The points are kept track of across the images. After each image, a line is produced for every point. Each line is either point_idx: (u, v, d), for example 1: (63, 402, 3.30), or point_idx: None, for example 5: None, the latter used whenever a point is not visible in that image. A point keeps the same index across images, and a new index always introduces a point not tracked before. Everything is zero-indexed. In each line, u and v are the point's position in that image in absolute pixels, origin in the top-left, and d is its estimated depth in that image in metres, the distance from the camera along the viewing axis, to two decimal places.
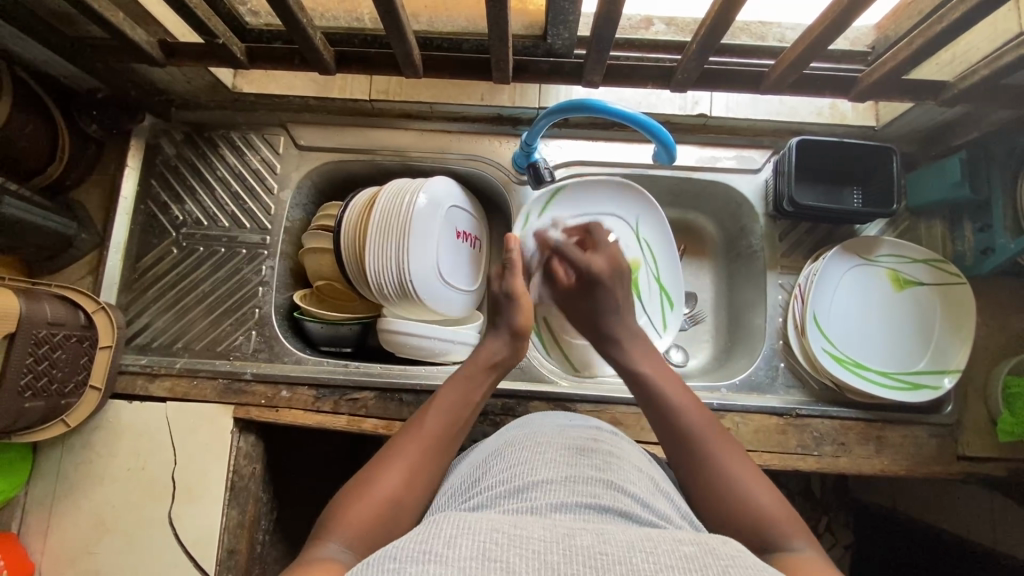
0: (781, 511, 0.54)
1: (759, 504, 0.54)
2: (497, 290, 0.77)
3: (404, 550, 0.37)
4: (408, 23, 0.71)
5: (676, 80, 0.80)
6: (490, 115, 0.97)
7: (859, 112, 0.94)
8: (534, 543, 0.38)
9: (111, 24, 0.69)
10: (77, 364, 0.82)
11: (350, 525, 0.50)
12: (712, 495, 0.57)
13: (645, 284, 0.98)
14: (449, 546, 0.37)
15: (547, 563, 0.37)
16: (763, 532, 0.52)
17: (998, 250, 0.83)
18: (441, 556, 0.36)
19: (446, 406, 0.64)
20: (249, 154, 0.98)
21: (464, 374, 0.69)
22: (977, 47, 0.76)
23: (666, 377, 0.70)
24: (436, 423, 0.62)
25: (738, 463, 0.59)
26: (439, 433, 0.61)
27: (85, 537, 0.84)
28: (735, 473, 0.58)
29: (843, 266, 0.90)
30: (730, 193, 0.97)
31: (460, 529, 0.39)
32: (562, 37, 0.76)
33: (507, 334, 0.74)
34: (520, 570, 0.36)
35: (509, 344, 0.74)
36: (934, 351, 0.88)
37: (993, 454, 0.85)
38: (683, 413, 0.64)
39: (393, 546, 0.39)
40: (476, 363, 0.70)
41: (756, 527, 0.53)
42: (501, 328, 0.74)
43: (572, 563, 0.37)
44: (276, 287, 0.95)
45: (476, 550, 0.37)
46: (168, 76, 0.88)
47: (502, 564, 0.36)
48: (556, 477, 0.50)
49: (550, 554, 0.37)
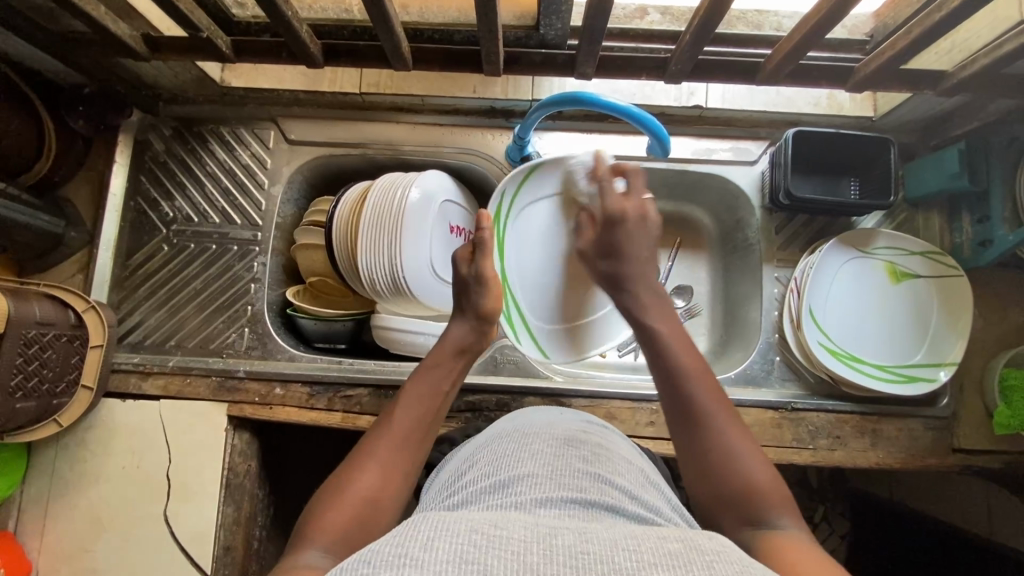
0: (772, 484, 0.52)
1: (736, 463, 0.54)
2: (466, 273, 0.76)
3: (381, 555, 0.37)
4: (396, 15, 0.69)
5: (671, 71, 0.78)
6: (482, 108, 0.95)
7: (857, 103, 0.93)
8: (514, 544, 0.38)
9: (92, 18, 0.68)
10: (69, 364, 0.81)
11: (328, 529, 0.50)
12: (699, 451, 0.55)
13: None
14: (425, 549, 0.37)
15: (527, 564, 0.36)
16: (742, 496, 0.52)
17: (996, 242, 0.82)
18: (418, 559, 0.36)
19: (419, 400, 0.63)
20: (239, 149, 0.96)
21: (433, 364, 0.68)
22: (976, 36, 0.74)
23: (679, 333, 0.65)
24: (407, 417, 0.61)
25: (737, 429, 0.56)
26: (411, 428, 0.60)
27: (81, 535, 0.84)
28: (729, 440, 0.55)
29: (840, 259, 0.89)
30: (726, 185, 0.96)
31: (438, 531, 0.39)
32: (554, 27, 0.75)
33: (471, 318, 0.74)
34: (498, 571, 0.35)
35: (473, 328, 0.73)
36: (931, 344, 0.87)
37: (989, 446, 0.85)
38: (686, 378, 0.60)
39: (370, 550, 0.38)
40: (449, 353, 0.70)
41: (745, 502, 0.52)
42: (466, 312, 0.74)
43: (553, 564, 0.36)
44: (269, 283, 0.94)
45: (453, 552, 0.36)
46: (155, 70, 0.87)
47: (480, 566, 0.35)
48: (542, 471, 0.49)
49: (530, 554, 0.37)
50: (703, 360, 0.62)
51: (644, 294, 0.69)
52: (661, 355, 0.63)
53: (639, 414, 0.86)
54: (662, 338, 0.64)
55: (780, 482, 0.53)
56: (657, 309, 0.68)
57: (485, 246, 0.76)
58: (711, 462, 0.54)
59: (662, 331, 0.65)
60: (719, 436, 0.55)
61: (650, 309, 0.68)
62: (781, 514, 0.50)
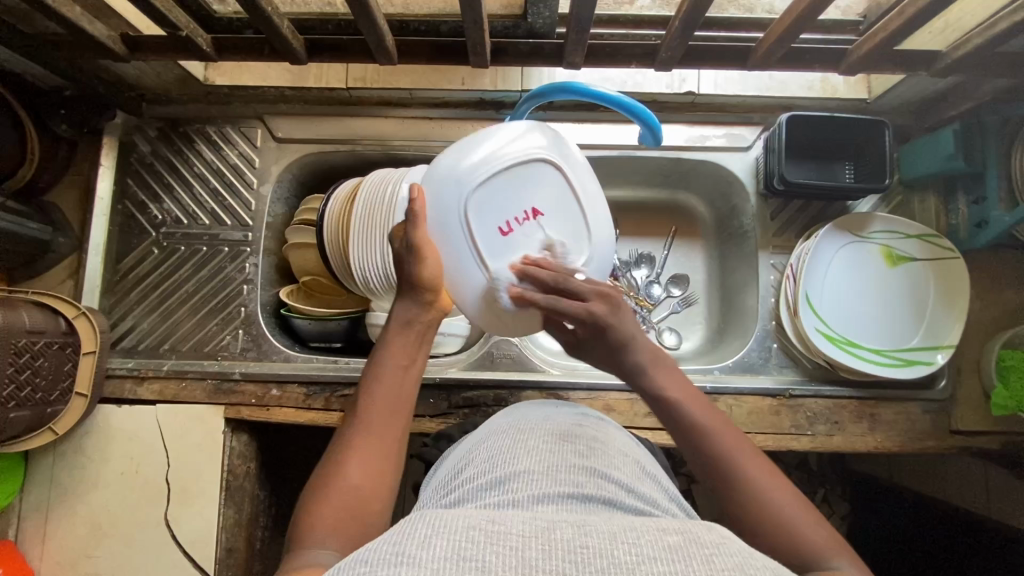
0: (830, 544, 0.49)
1: (794, 524, 0.50)
2: (401, 247, 0.64)
3: (377, 552, 0.36)
4: (379, 8, 0.68)
5: (660, 59, 0.76)
6: (472, 100, 0.94)
7: (850, 86, 0.92)
8: (512, 540, 0.37)
9: (67, 18, 0.66)
10: (62, 371, 0.81)
11: (322, 527, 0.49)
12: (755, 521, 0.51)
13: (807, 315, 0.87)
14: (422, 546, 0.36)
15: (526, 559, 0.35)
16: (803, 558, 0.48)
17: (992, 223, 0.81)
18: (414, 556, 0.35)
19: (382, 385, 0.58)
20: (225, 148, 0.95)
21: (388, 347, 0.61)
22: (969, 14, 0.73)
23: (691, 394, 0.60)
24: (375, 404, 0.57)
25: (777, 482, 0.52)
26: (382, 420, 0.56)
27: (83, 542, 0.84)
28: (774, 496, 0.51)
29: (836, 245, 0.89)
30: (719, 171, 0.95)
31: (436, 527, 0.38)
32: (542, 16, 0.73)
33: (415, 293, 0.64)
34: (496, 567, 0.35)
35: (414, 302, 0.63)
36: (928, 327, 0.87)
37: (986, 427, 0.85)
38: (711, 432, 0.56)
39: (367, 547, 0.37)
40: (398, 331, 0.62)
41: (806, 559, 0.48)
42: (407, 289, 0.64)
43: (551, 558, 0.36)
44: (261, 284, 0.94)
45: (451, 549, 0.36)
46: (137, 71, 0.85)
47: (478, 563, 0.35)
48: (539, 468, 0.49)
49: (528, 550, 0.36)
50: (722, 415, 0.58)
51: (649, 359, 0.62)
52: (675, 420, 0.58)
53: (637, 406, 0.86)
54: (677, 398, 0.59)
55: (829, 527, 0.50)
56: (664, 369, 0.62)
57: (419, 220, 0.63)
58: (760, 520, 0.50)
59: (667, 388, 0.60)
60: (752, 485, 0.52)
61: (659, 373, 0.62)
62: (847, 562, 0.48)
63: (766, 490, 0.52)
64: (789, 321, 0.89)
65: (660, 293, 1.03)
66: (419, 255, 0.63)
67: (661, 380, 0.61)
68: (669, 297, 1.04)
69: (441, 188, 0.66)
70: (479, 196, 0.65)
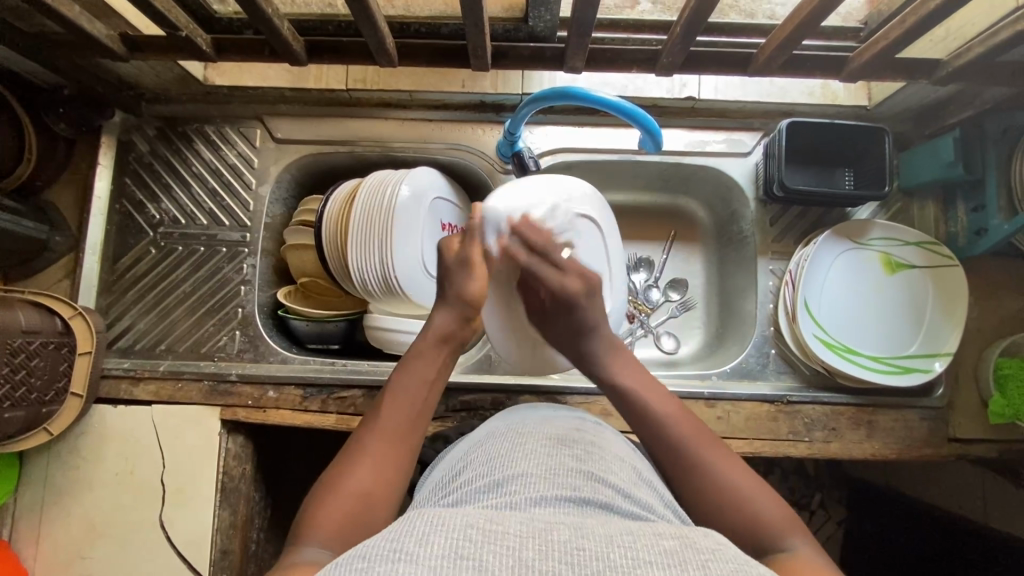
0: (780, 518, 0.51)
1: (746, 501, 0.53)
2: (451, 258, 0.69)
3: (374, 547, 0.36)
4: (380, 11, 0.68)
5: (662, 64, 0.77)
6: (472, 103, 0.94)
7: (851, 92, 0.92)
8: (509, 539, 0.37)
9: (66, 18, 0.66)
10: (58, 371, 0.80)
11: (322, 527, 0.49)
12: (711, 502, 0.54)
13: (807, 326, 0.87)
14: (420, 543, 0.36)
15: (523, 560, 0.35)
16: (754, 530, 0.51)
17: (992, 231, 0.81)
18: (412, 553, 0.35)
19: (406, 393, 0.60)
20: (224, 148, 0.95)
21: (419, 356, 0.64)
22: (970, 23, 0.73)
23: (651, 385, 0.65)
24: (392, 410, 0.59)
25: (728, 464, 0.56)
26: (402, 430, 0.58)
27: (77, 543, 0.83)
28: (727, 478, 0.54)
29: (835, 251, 0.89)
30: (719, 177, 0.95)
31: (433, 525, 0.38)
32: (542, 19, 0.73)
33: (455, 304, 0.68)
34: (492, 567, 0.34)
35: (459, 316, 0.67)
36: (926, 335, 0.87)
37: (983, 435, 0.85)
38: (665, 421, 0.60)
39: (365, 542, 0.37)
40: (432, 344, 0.65)
41: (758, 535, 0.51)
42: (449, 299, 0.68)
43: (548, 560, 0.35)
44: (259, 285, 0.93)
45: (448, 547, 0.36)
46: (136, 70, 0.85)
47: (475, 561, 0.35)
48: (536, 470, 0.48)
49: (525, 550, 0.36)
50: (680, 406, 0.62)
51: (606, 352, 0.69)
52: (630, 405, 0.64)
53: None
54: (631, 387, 0.65)
55: (783, 505, 0.53)
56: (621, 361, 0.68)
57: (476, 232, 0.70)
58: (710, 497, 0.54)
59: (628, 382, 0.66)
60: (704, 469, 0.56)
61: (620, 368, 0.68)
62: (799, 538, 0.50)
63: (718, 472, 0.55)
64: (784, 330, 0.89)
65: (659, 298, 1.04)
66: (471, 270, 0.68)
67: (619, 370, 0.67)
68: (668, 302, 1.04)
69: (495, 208, 0.73)
70: (521, 225, 0.73)
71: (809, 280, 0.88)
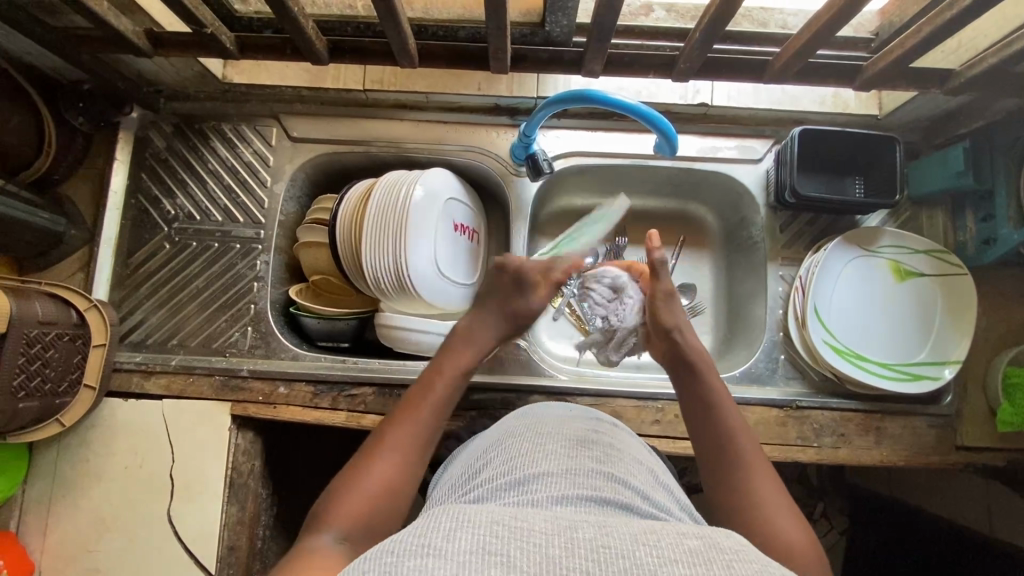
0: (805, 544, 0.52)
1: (775, 522, 0.54)
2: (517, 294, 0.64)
3: (402, 543, 0.37)
4: (404, 12, 0.69)
5: (678, 70, 0.78)
6: (488, 106, 0.95)
7: (862, 101, 0.93)
8: (535, 537, 0.37)
9: (94, 12, 0.67)
10: (71, 363, 0.80)
11: (341, 518, 0.53)
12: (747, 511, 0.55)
13: (814, 324, 0.87)
14: (447, 538, 0.37)
15: (549, 557, 0.36)
16: (777, 549, 0.51)
17: (1000, 240, 0.82)
18: (440, 549, 0.35)
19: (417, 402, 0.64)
20: (240, 146, 0.95)
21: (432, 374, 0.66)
22: (983, 34, 0.74)
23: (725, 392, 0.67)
24: (405, 416, 0.62)
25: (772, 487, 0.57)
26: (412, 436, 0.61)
27: (84, 536, 0.83)
28: (765, 497, 0.56)
29: (845, 258, 0.90)
30: (730, 183, 0.96)
31: (459, 521, 0.38)
32: (560, 24, 0.74)
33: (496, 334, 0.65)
34: (520, 564, 0.35)
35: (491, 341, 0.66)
36: (935, 343, 0.87)
37: (991, 443, 0.85)
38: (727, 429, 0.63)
39: (392, 537, 0.38)
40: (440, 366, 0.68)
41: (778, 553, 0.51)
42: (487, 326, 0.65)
43: (574, 557, 0.36)
44: (272, 282, 0.94)
45: (476, 543, 0.36)
46: (157, 66, 0.86)
47: (502, 557, 0.35)
48: (557, 469, 0.49)
49: (551, 547, 0.36)
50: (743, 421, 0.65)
51: (695, 349, 0.72)
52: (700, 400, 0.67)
53: (645, 413, 0.86)
54: (710, 386, 0.68)
55: (812, 539, 0.53)
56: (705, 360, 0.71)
57: None
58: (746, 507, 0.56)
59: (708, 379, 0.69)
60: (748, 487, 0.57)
61: (701, 360, 0.71)
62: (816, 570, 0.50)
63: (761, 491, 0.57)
64: (791, 327, 0.90)
65: None
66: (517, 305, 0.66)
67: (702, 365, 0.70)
68: None
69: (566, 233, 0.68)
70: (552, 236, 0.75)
71: (827, 270, 0.89)
